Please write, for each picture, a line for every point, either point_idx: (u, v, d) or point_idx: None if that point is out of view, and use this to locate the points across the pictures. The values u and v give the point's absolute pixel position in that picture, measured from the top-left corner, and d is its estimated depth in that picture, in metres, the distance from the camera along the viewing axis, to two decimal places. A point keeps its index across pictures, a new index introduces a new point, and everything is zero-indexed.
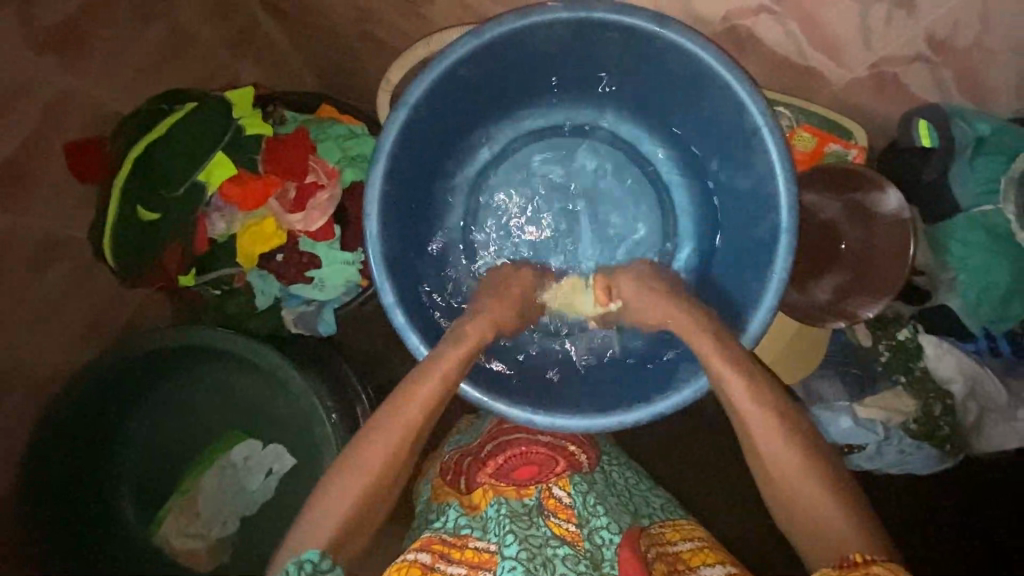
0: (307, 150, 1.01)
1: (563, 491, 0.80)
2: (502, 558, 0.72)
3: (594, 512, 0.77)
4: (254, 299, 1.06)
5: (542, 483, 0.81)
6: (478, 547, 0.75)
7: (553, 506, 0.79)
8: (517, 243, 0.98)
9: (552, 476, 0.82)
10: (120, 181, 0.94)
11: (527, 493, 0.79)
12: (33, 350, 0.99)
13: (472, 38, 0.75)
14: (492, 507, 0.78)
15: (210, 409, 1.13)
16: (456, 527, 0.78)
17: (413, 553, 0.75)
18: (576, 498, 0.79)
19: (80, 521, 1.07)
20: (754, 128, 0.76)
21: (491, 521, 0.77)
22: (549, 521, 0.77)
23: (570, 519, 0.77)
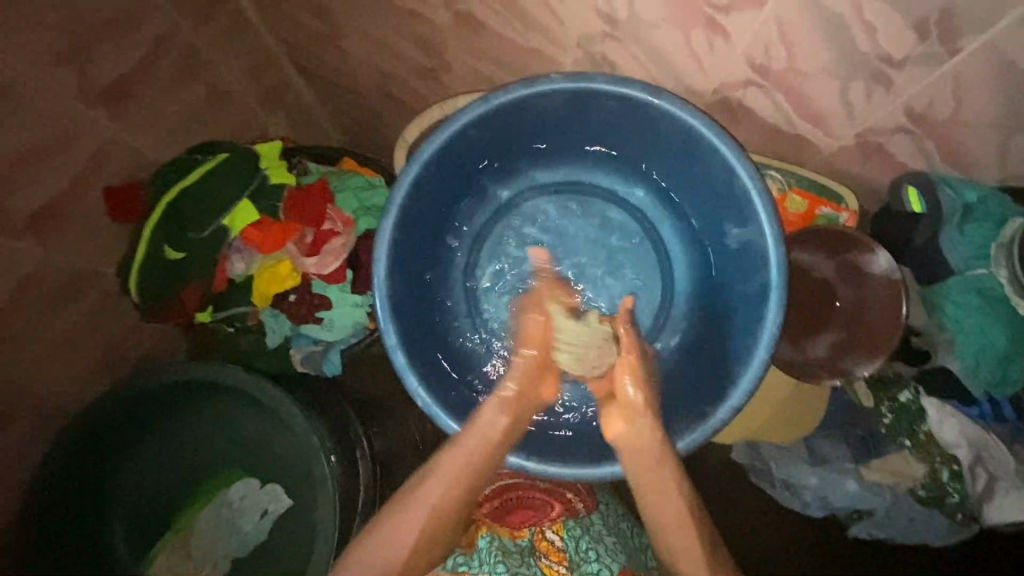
0: (326, 199, 1.08)
1: (556, 535, 0.82)
2: None
3: (587, 556, 0.80)
4: (265, 337, 1.11)
5: (535, 526, 0.82)
6: None
7: (545, 548, 0.81)
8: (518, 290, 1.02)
9: (545, 521, 0.83)
10: (150, 226, 1.00)
11: (520, 535, 0.81)
12: (47, 381, 1.03)
13: (480, 103, 0.82)
14: (484, 539, 0.81)
15: (212, 444, 1.15)
16: (456, 565, 0.80)
17: None
18: (569, 542, 0.81)
19: (74, 545, 1.08)
20: (744, 191, 0.80)
21: (484, 553, 0.80)
22: (540, 562, 0.80)
23: (561, 562, 0.80)
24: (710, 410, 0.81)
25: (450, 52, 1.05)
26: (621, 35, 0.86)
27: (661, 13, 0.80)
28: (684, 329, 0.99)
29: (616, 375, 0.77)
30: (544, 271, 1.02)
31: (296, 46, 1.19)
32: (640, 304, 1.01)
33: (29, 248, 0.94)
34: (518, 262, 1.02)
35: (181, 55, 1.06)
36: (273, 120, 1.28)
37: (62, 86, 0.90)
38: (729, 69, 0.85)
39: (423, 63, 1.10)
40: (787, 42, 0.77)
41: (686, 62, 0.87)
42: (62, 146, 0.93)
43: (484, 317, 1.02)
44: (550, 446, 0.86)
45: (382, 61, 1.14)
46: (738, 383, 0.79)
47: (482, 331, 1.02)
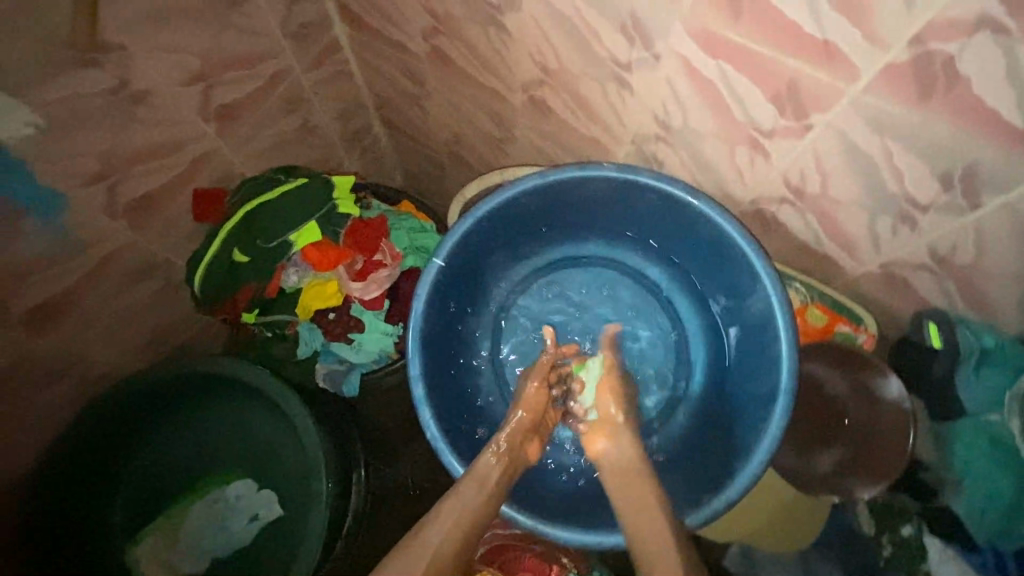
0: (383, 234, 1.19)
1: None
2: None
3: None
4: (297, 347, 1.19)
5: None
6: None
7: None
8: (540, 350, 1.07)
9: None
10: (227, 229, 1.11)
11: None
12: (99, 350, 1.12)
13: (538, 177, 0.92)
14: None
15: (223, 440, 1.20)
16: None
17: None
18: None
19: (72, 512, 1.12)
20: (766, 298, 0.85)
21: None
22: None
23: None
24: (705, 499, 0.83)
25: (519, 128, 1.18)
26: (674, 139, 0.96)
27: (713, 128, 0.89)
28: (693, 417, 1.02)
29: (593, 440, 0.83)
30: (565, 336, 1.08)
31: (385, 99, 1.37)
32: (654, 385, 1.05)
33: (122, 230, 1.06)
34: (544, 323, 1.09)
35: (288, 91, 1.22)
36: (349, 156, 1.45)
37: (189, 102, 1.05)
38: (768, 185, 0.93)
39: (493, 132, 1.24)
40: (824, 173, 0.85)
41: (730, 173, 0.95)
42: (173, 150, 1.07)
43: (504, 368, 1.07)
44: (551, 508, 0.90)
45: (457, 125, 1.29)
46: (736, 478, 0.81)
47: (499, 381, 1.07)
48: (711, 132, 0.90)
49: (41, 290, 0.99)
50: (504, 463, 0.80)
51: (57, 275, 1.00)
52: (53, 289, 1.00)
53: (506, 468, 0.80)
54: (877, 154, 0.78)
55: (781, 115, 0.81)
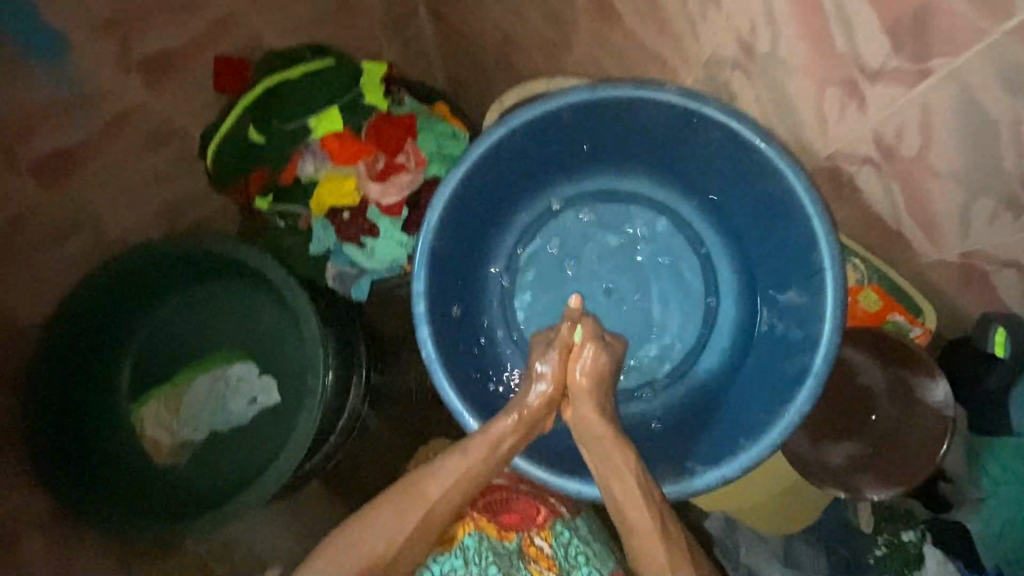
0: (409, 134, 1.10)
1: (545, 542, 0.94)
2: None
3: (575, 564, 0.93)
4: (309, 243, 1.14)
5: (524, 531, 0.95)
6: None
7: (534, 554, 0.93)
8: (558, 285, 0.98)
9: (533, 527, 0.96)
10: (246, 102, 1.05)
11: (508, 537, 0.94)
12: (112, 213, 1.10)
13: (585, 90, 0.80)
14: (470, 537, 0.92)
15: (229, 322, 1.22)
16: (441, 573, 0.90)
17: None
18: (556, 549, 0.94)
19: (82, 366, 1.16)
20: (819, 271, 0.75)
21: (470, 551, 0.91)
22: (528, 566, 0.91)
23: (548, 568, 0.92)
24: (699, 469, 0.78)
25: (576, 34, 1.03)
26: (753, 68, 0.82)
27: (802, 59, 0.75)
28: (708, 384, 0.94)
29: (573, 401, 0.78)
30: (587, 275, 0.98)
31: None
32: (673, 344, 0.96)
33: (136, 88, 1.00)
34: (566, 259, 0.98)
35: None
36: (388, 46, 1.32)
37: None
38: (853, 140, 0.78)
39: (547, 37, 1.09)
40: (926, 132, 0.71)
41: (811, 119, 0.81)
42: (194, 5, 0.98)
43: (514, 299, 0.99)
44: (544, 453, 0.89)
45: (508, 23, 1.15)
46: (738, 456, 0.75)
47: (507, 312, 0.99)
48: (799, 65, 0.76)
49: (51, 137, 0.95)
50: (517, 436, 0.77)
51: (68, 124, 0.96)
52: (62, 139, 0.96)
53: (518, 438, 0.77)
54: (1000, 119, 0.64)
55: (893, 52, 0.66)
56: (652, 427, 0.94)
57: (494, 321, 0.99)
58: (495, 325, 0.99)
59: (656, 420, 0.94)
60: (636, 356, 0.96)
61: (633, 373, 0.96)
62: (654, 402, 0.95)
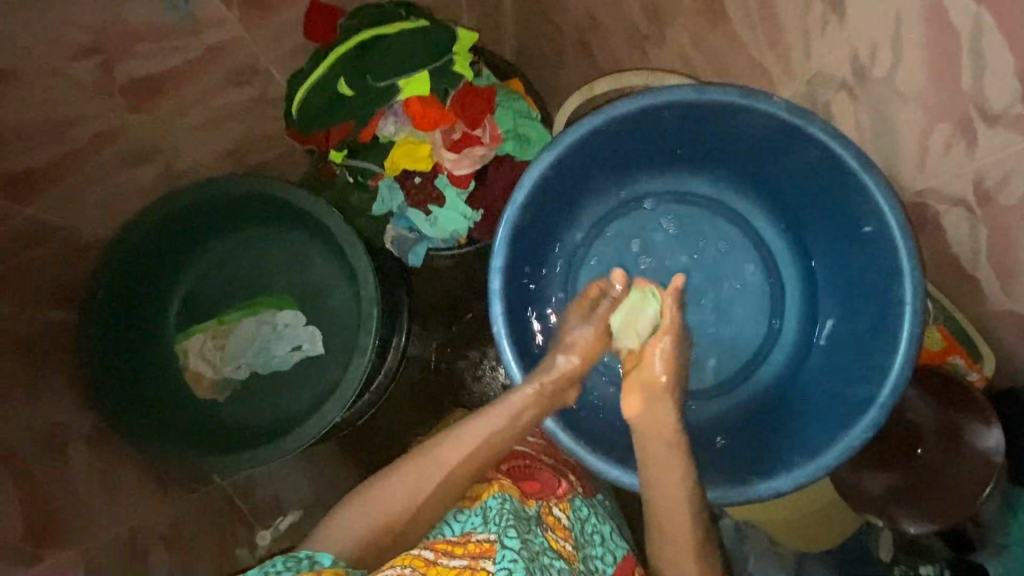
0: (490, 107, 1.08)
1: (562, 512, 0.88)
2: (500, 546, 0.72)
3: (592, 542, 0.87)
4: (373, 202, 1.15)
5: (543, 500, 0.87)
6: (479, 539, 0.74)
7: (551, 523, 0.84)
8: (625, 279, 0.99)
9: (553, 497, 0.89)
10: (337, 53, 1.01)
11: (529, 503, 0.85)
12: (186, 143, 1.11)
13: (692, 89, 0.79)
14: (495, 498, 0.80)
15: (284, 267, 1.26)
16: (460, 530, 0.77)
17: (418, 547, 0.72)
18: (572, 522, 0.88)
19: (140, 286, 1.19)
20: (899, 303, 0.76)
21: (492, 511, 0.78)
22: (546, 534, 0.81)
23: (566, 539, 0.84)
24: (750, 478, 0.79)
25: (673, 29, 1.02)
26: (861, 91, 0.81)
27: (918, 91, 0.74)
28: (759, 394, 0.96)
29: (628, 388, 0.80)
30: (655, 271, 0.98)
31: None
32: (731, 351, 0.97)
33: (232, 23, 0.99)
34: (636, 252, 0.99)
35: None
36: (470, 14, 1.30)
37: None
38: (950, 179, 0.78)
39: (640, 29, 1.08)
40: None
41: (910, 151, 0.81)
42: None
43: (579, 285, 1.00)
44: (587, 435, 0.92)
45: (601, 9, 1.13)
46: (793, 471, 0.77)
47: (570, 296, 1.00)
48: (914, 96, 0.75)
49: (146, 60, 0.95)
50: (537, 407, 0.81)
51: (164, 50, 0.96)
52: (155, 64, 0.96)
53: (539, 409, 0.82)
54: None
55: (1021, 98, 0.66)
56: (699, 426, 0.95)
57: (557, 303, 1.00)
58: (557, 307, 1.00)
59: (705, 422, 0.96)
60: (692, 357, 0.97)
61: (688, 374, 0.97)
62: (705, 404, 0.97)
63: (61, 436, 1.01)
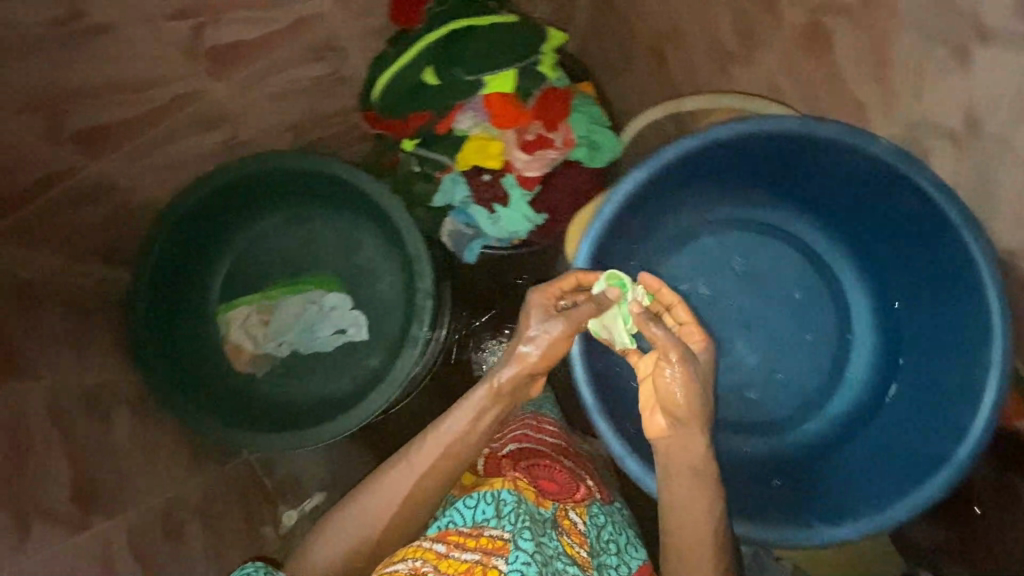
0: (567, 111, 1.07)
1: (579, 517, 0.87)
2: (512, 546, 0.76)
3: (605, 549, 0.87)
4: (434, 194, 1.13)
5: (559, 503, 0.86)
6: (494, 535, 0.78)
7: (567, 527, 0.85)
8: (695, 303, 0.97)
9: (571, 500, 0.89)
10: (427, 41, 0.99)
11: (545, 505, 0.85)
12: (254, 114, 1.07)
13: (796, 120, 0.78)
14: (509, 497, 0.81)
15: (333, 248, 1.24)
16: (474, 520, 0.80)
17: (430, 539, 0.79)
18: (589, 528, 0.87)
19: (190, 253, 1.17)
20: (984, 361, 0.75)
21: (507, 511, 0.79)
22: (561, 538, 0.82)
23: (580, 545, 0.84)
24: (816, 521, 0.79)
25: (765, 53, 1.00)
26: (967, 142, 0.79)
27: None
28: (821, 433, 0.96)
29: (649, 407, 0.74)
30: (727, 298, 0.97)
31: None
32: (796, 387, 0.97)
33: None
34: (711, 277, 0.98)
35: None
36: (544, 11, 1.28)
37: None
38: None
39: (729, 48, 1.05)
40: None
41: (1009, 208, 0.79)
42: None
43: None
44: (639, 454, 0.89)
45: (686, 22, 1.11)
46: (860, 519, 0.77)
47: None
48: None
49: (234, 26, 0.92)
50: (498, 407, 0.81)
51: (252, 17, 0.92)
52: (241, 32, 0.93)
53: (502, 407, 0.81)
54: None
55: None
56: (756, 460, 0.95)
57: None
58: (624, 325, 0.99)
59: (764, 457, 0.96)
60: (755, 389, 0.96)
61: (751, 407, 0.96)
62: (764, 439, 0.96)
63: (103, 395, 1.00)
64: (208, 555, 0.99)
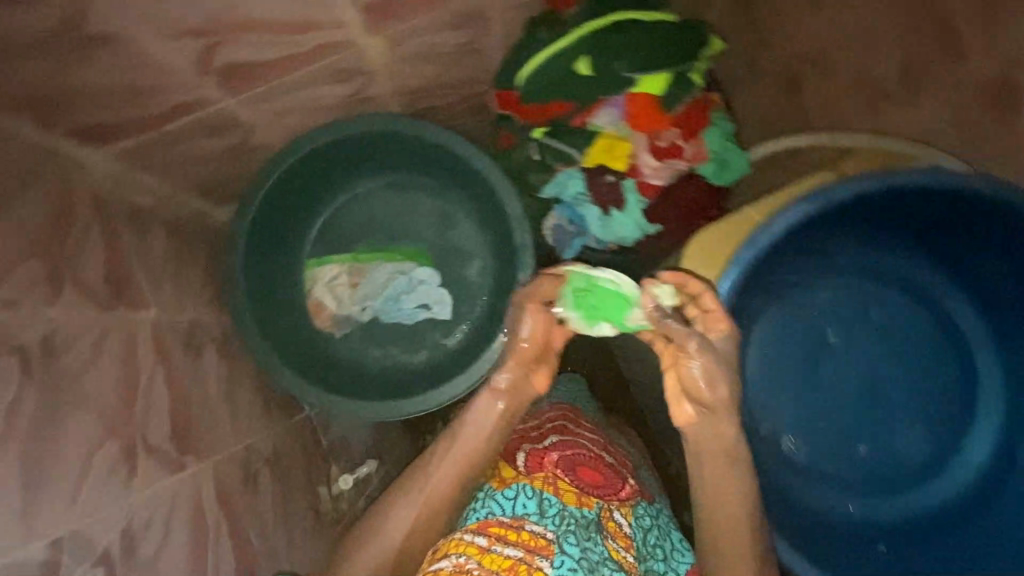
0: (705, 124, 1.03)
1: (624, 519, 0.85)
2: (558, 548, 0.74)
3: (651, 554, 0.85)
4: (547, 185, 1.09)
5: (603, 501, 0.85)
6: (535, 532, 0.76)
7: (611, 529, 0.83)
8: (816, 348, 0.96)
9: (616, 500, 0.87)
10: (587, 29, 0.96)
11: (587, 504, 0.83)
12: (382, 72, 1.02)
13: (977, 180, 0.76)
14: (550, 497, 0.81)
15: (427, 220, 1.22)
16: (515, 511, 0.79)
17: (470, 533, 0.76)
18: (634, 531, 0.85)
19: (288, 202, 1.14)
20: None
21: (551, 510, 0.79)
22: (607, 542, 0.80)
23: (625, 549, 0.81)
24: None
25: None
26: None
27: None
28: (924, 497, 0.97)
29: (676, 400, 0.74)
30: (850, 349, 0.96)
31: None
32: (904, 449, 0.97)
33: None
34: (837, 325, 0.96)
35: None
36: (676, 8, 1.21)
37: None
38: None
39: None
40: None
41: None
42: None
43: (772, 342, 0.97)
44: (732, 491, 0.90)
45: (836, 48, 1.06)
46: None
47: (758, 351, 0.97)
48: None
49: None
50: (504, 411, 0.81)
51: None
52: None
53: (507, 419, 0.82)
54: None
55: None
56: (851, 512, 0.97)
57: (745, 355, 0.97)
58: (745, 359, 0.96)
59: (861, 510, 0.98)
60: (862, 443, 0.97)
61: (854, 460, 0.98)
62: (863, 494, 0.98)
63: (196, 332, 0.99)
64: (275, 508, 0.99)
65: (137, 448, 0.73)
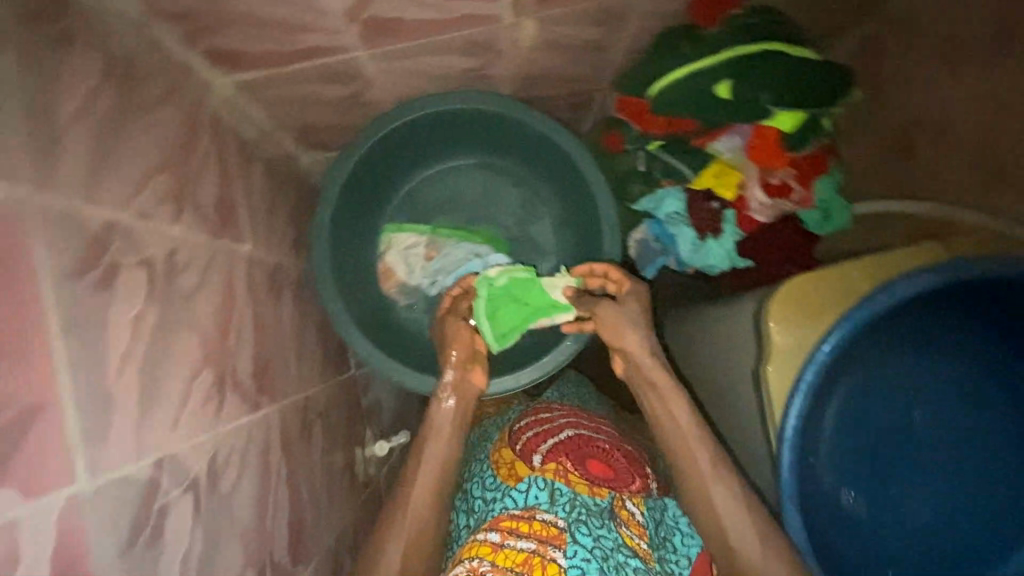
0: (822, 170, 1.01)
1: (636, 509, 0.87)
2: (571, 539, 0.77)
3: (663, 544, 0.87)
4: (647, 197, 1.10)
5: (616, 492, 0.86)
6: (546, 521, 0.78)
7: (624, 517, 0.84)
8: (916, 434, 0.83)
9: (627, 491, 0.88)
10: (738, 53, 0.92)
11: (600, 494, 0.84)
12: (509, 55, 1.00)
13: None
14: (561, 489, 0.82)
15: (512, 210, 1.25)
16: (525, 501, 0.81)
17: (483, 531, 0.79)
18: (646, 518, 0.87)
19: (383, 168, 1.14)
20: None
21: (560, 499, 0.80)
22: (621, 530, 0.82)
23: (637, 535, 0.84)
24: None
25: None
26: None
27: None
28: None
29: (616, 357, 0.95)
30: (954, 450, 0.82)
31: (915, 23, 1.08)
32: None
33: None
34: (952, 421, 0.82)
35: None
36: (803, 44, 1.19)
37: None
38: None
39: None
40: None
41: None
42: None
43: (867, 412, 0.83)
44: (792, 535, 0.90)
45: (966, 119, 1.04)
46: None
47: (846, 415, 0.83)
48: None
49: None
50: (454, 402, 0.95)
51: None
52: None
53: (461, 406, 0.95)
54: None
55: None
56: None
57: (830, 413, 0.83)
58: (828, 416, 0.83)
59: None
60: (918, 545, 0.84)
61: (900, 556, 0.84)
62: None
63: (278, 275, 0.98)
64: (323, 462, 0.99)
65: (225, 382, 0.73)
